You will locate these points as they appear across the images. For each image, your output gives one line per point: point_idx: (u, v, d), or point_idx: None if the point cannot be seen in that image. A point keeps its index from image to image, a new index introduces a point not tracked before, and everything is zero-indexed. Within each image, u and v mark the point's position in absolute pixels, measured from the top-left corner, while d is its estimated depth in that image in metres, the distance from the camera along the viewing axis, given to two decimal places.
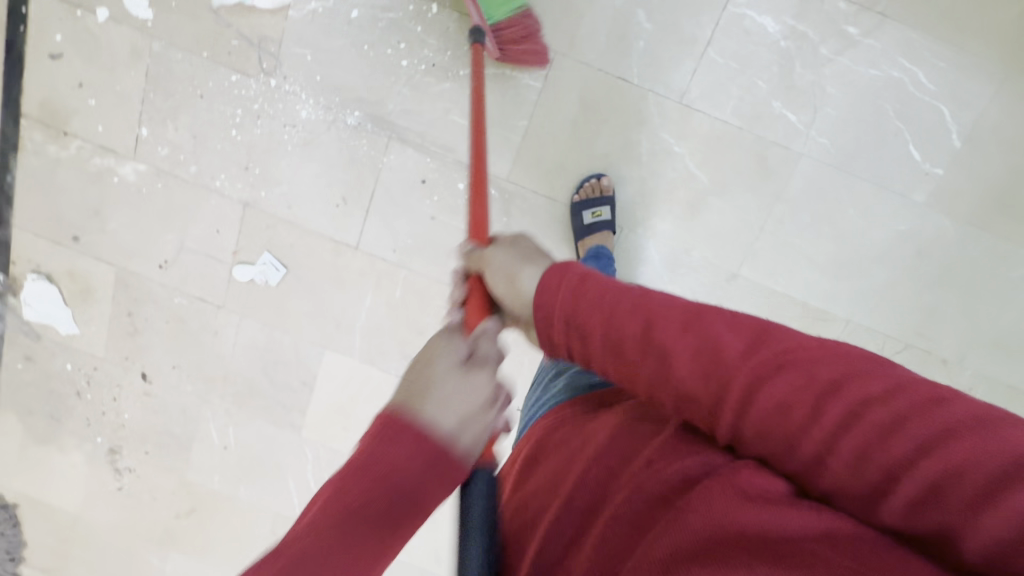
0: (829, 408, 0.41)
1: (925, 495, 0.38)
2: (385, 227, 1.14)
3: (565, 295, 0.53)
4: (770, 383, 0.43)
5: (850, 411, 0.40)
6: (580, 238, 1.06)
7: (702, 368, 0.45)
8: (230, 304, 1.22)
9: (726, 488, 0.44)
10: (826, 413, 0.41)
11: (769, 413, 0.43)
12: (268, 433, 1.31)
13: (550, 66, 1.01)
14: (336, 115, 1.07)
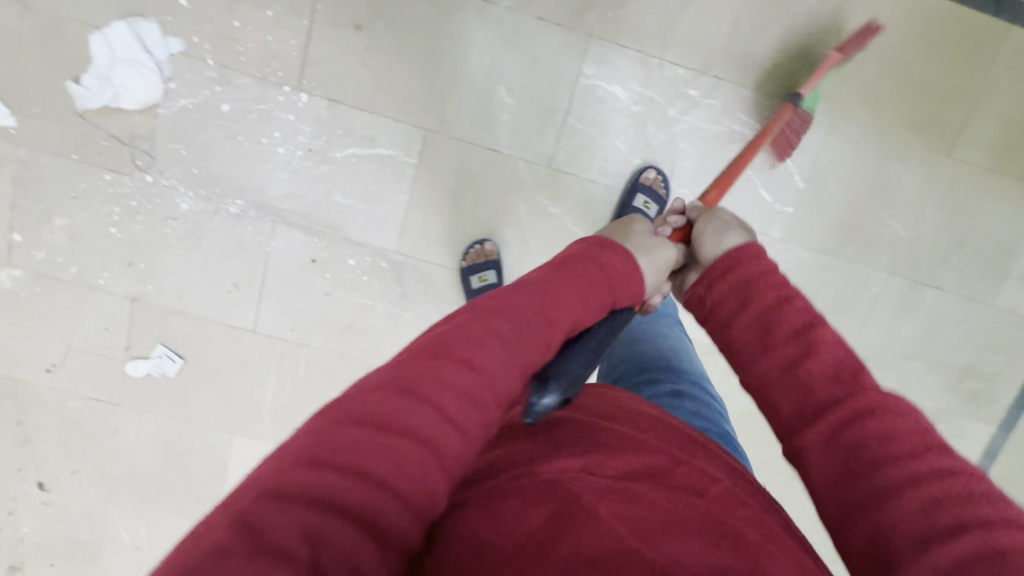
0: (906, 440, 0.45)
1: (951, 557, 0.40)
2: (281, 308, 1.13)
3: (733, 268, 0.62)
4: (876, 424, 0.47)
5: (924, 457, 0.44)
6: None
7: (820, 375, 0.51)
8: (128, 400, 1.18)
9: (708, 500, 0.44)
10: (904, 446, 0.45)
11: (867, 438, 0.47)
12: (183, 528, 1.27)
13: (423, 142, 1.06)
14: (218, 205, 1.08)
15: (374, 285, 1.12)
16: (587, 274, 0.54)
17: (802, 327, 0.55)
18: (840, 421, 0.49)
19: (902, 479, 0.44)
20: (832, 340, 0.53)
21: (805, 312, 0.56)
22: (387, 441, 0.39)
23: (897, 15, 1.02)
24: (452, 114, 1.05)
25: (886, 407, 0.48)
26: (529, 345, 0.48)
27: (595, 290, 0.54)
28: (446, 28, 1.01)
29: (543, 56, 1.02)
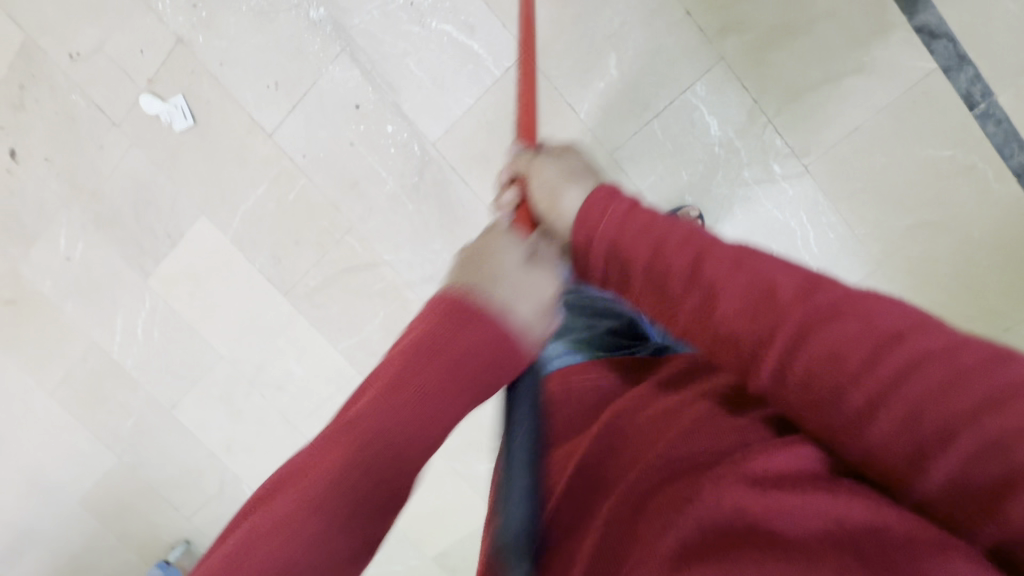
0: (889, 350, 0.32)
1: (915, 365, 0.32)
2: (304, 130, 1.13)
3: (595, 215, 0.48)
4: (822, 327, 0.34)
5: (912, 355, 0.32)
6: None
7: (727, 299, 0.39)
8: (126, 127, 1.18)
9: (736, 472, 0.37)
10: (886, 354, 0.32)
11: (816, 359, 0.34)
12: (116, 266, 1.30)
13: (516, 62, 1.03)
14: (302, 2, 1.06)
15: (397, 161, 1.12)
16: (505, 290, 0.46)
17: (713, 264, 0.41)
18: (779, 352, 0.36)
19: (947, 374, 0.31)
20: (729, 256, 0.41)
21: (663, 227, 0.45)
22: (329, 482, 0.35)
23: (994, 215, 0.98)
24: (554, 51, 1.01)
25: (801, 303, 0.37)
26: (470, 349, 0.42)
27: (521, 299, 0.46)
28: None
29: (667, 50, 0.98)
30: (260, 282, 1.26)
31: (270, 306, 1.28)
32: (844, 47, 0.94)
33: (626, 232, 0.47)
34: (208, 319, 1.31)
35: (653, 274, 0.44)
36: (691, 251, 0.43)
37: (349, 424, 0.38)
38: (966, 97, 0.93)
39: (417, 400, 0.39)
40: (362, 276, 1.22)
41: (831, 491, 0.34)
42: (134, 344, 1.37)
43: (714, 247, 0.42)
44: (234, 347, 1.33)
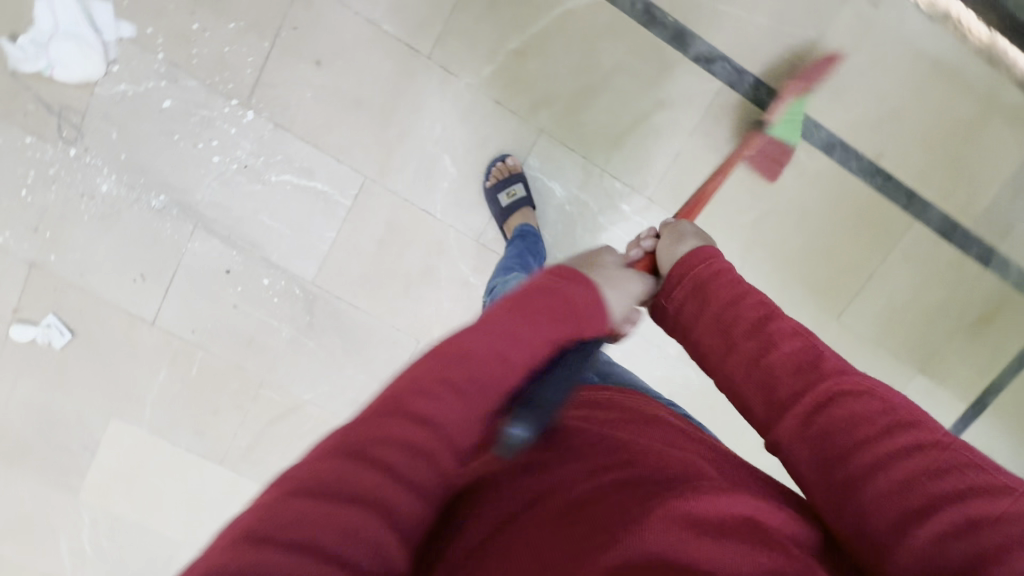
0: (900, 433, 0.44)
1: (912, 445, 0.43)
2: (185, 308, 1.13)
3: (689, 281, 0.62)
4: (846, 397, 0.47)
5: (915, 439, 0.44)
6: (501, 223, 1.05)
7: (793, 362, 0.51)
8: (6, 360, 1.16)
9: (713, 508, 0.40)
10: (895, 435, 0.44)
11: (841, 417, 0.46)
12: (41, 492, 1.26)
13: (360, 188, 1.07)
14: (139, 194, 1.07)
15: (284, 308, 1.14)
16: (556, 303, 0.50)
17: (757, 324, 0.55)
18: (819, 402, 0.48)
19: (912, 454, 0.43)
20: (755, 319, 0.55)
21: (760, 305, 0.57)
22: (346, 469, 0.36)
23: (820, 191, 1.09)
24: (393, 169, 1.06)
25: (812, 364, 0.50)
26: (524, 337, 0.46)
27: (568, 314, 0.50)
28: (404, 89, 1.02)
29: (493, 138, 1.05)
30: (192, 459, 1.24)
31: (210, 479, 1.26)
32: (642, 91, 1.03)
33: (692, 279, 0.62)
34: (153, 512, 1.28)
35: (734, 323, 0.56)
36: (757, 312, 0.56)
37: (413, 390, 0.41)
38: (758, 102, 1.04)
39: (440, 421, 0.40)
40: (289, 421, 1.22)
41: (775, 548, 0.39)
42: (84, 562, 1.30)
43: (800, 333, 0.54)
44: (187, 529, 1.29)
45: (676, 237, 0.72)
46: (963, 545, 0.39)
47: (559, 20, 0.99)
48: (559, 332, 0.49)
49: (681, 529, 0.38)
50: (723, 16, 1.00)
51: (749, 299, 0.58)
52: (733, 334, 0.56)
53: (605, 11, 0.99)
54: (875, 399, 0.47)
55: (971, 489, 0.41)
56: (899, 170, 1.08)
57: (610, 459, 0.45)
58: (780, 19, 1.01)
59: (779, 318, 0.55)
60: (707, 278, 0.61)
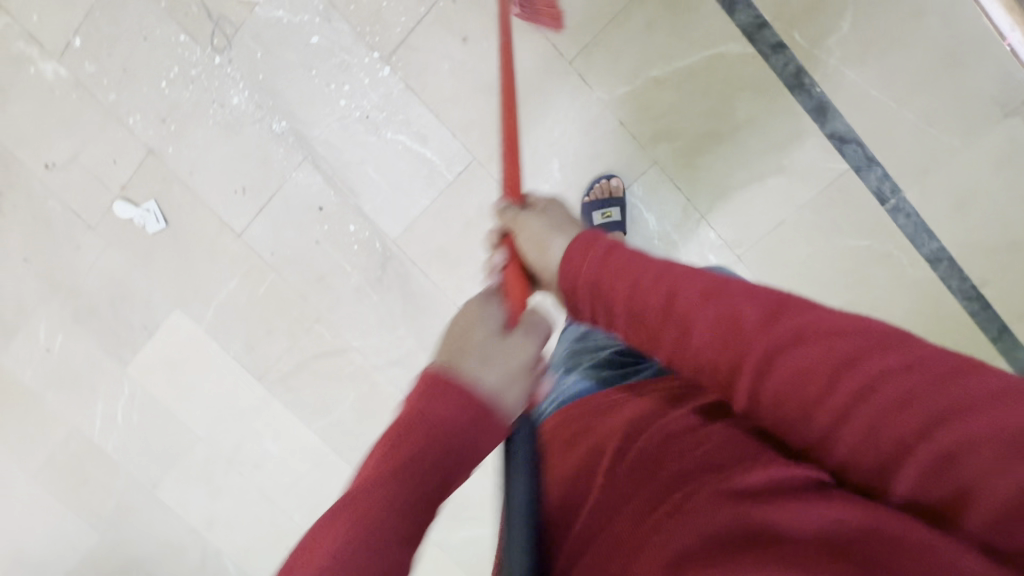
0: (843, 379, 0.38)
1: (862, 389, 0.37)
2: (271, 231, 1.19)
3: (592, 260, 0.54)
4: (782, 354, 0.40)
5: (862, 381, 0.38)
6: None
7: (715, 327, 0.44)
8: (101, 230, 1.24)
9: (722, 489, 0.43)
10: (839, 384, 0.38)
11: (784, 380, 0.40)
12: (96, 355, 1.35)
13: (466, 167, 1.09)
14: (263, 115, 1.11)
15: (360, 256, 1.18)
16: (470, 407, 0.46)
17: (669, 270, 0.49)
18: (756, 375, 0.42)
19: (902, 395, 0.37)
20: (665, 305, 0.47)
21: (657, 266, 0.50)
22: None
23: (915, 300, 1.06)
24: (502, 158, 1.08)
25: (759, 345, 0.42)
26: (454, 453, 0.44)
27: (494, 414, 0.48)
28: (537, 85, 1.03)
29: (604, 156, 1.06)
30: (235, 368, 1.31)
31: (245, 390, 1.33)
32: (766, 153, 1.02)
33: (588, 277, 0.53)
34: (186, 403, 1.36)
35: (644, 310, 0.48)
36: (671, 283, 0.48)
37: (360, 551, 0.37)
38: (878, 194, 1.01)
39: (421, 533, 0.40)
40: (332, 361, 1.27)
41: (822, 496, 0.40)
42: (115, 428, 1.40)
43: (713, 281, 0.46)
44: (212, 428, 1.37)
45: (540, 237, 0.65)
46: (961, 462, 0.34)
47: (708, 62, 0.99)
48: (485, 433, 0.47)
49: (730, 505, 0.41)
50: (873, 101, 0.97)
51: (646, 264, 0.50)
52: (654, 327, 0.48)
53: (755, 65, 0.98)
54: (839, 352, 0.39)
55: (954, 404, 0.35)
56: (1001, 303, 1.04)
57: (664, 464, 0.48)
58: (931, 120, 0.97)
59: (681, 290, 0.47)
60: (592, 259, 0.53)
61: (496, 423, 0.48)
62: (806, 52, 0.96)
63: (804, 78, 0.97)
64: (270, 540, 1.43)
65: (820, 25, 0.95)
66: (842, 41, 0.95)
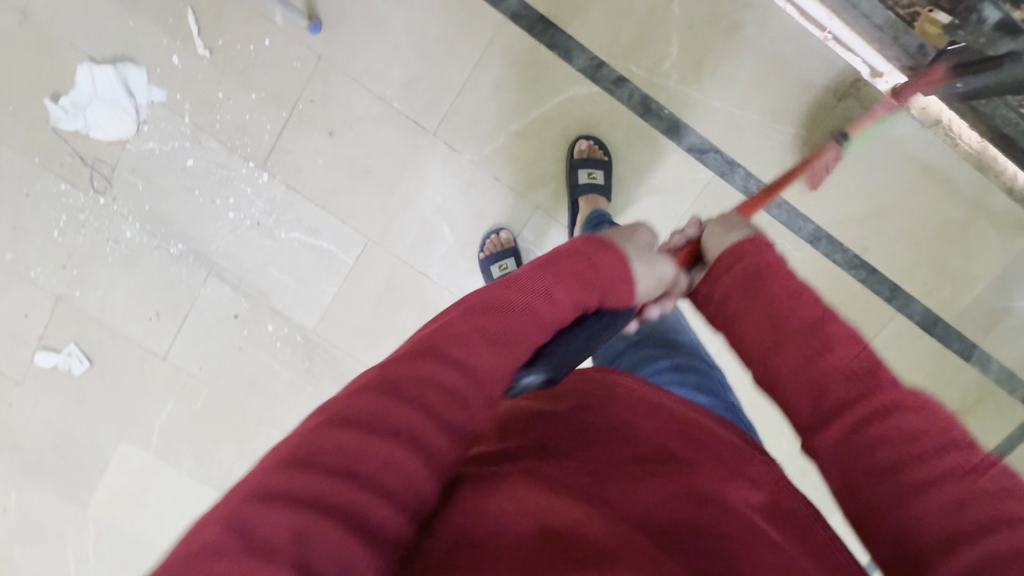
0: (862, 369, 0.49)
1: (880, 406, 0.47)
2: (194, 347, 1.21)
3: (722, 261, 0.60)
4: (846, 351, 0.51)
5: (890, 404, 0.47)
6: None
7: (786, 297, 0.55)
8: (30, 382, 1.25)
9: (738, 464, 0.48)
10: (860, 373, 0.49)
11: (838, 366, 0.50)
12: (53, 502, 1.35)
13: (363, 248, 1.13)
14: (160, 242, 1.14)
15: (285, 352, 1.21)
16: (575, 272, 0.55)
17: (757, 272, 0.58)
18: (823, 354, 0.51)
19: (910, 418, 0.46)
20: (804, 321, 0.54)
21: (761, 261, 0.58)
22: (319, 515, 0.38)
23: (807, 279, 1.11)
24: (395, 233, 1.12)
25: (868, 368, 0.49)
26: (485, 361, 0.48)
27: (586, 289, 0.55)
28: (410, 160, 1.08)
29: (489, 211, 1.10)
30: (193, 483, 1.32)
31: (207, 501, 1.33)
32: (635, 177, 1.08)
33: (740, 269, 0.59)
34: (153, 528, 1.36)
35: (758, 283, 0.57)
36: (786, 288, 0.56)
37: (360, 412, 0.43)
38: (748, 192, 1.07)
39: (415, 447, 0.43)
40: None
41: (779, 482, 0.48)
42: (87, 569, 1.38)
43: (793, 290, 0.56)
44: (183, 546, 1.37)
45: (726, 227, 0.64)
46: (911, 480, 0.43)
47: (561, 106, 1.04)
48: (535, 335, 0.52)
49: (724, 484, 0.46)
50: (718, 111, 1.04)
51: (804, 299, 0.55)
52: (782, 313, 0.55)
53: (604, 101, 1.04)
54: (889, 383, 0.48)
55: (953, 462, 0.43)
56: (883, 264, 1.10)
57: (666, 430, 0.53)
58: (775, 117, 1.04)
59: (811, 311, 0.54)
60: (768, 272, 0.58)
61: (556, 316, 0.53)
62: (646, 81, 1.03)
63: (651, 103, 1.04)
64: None
65: (652, 55, 1.02)
66: (675, 65, 1.02)
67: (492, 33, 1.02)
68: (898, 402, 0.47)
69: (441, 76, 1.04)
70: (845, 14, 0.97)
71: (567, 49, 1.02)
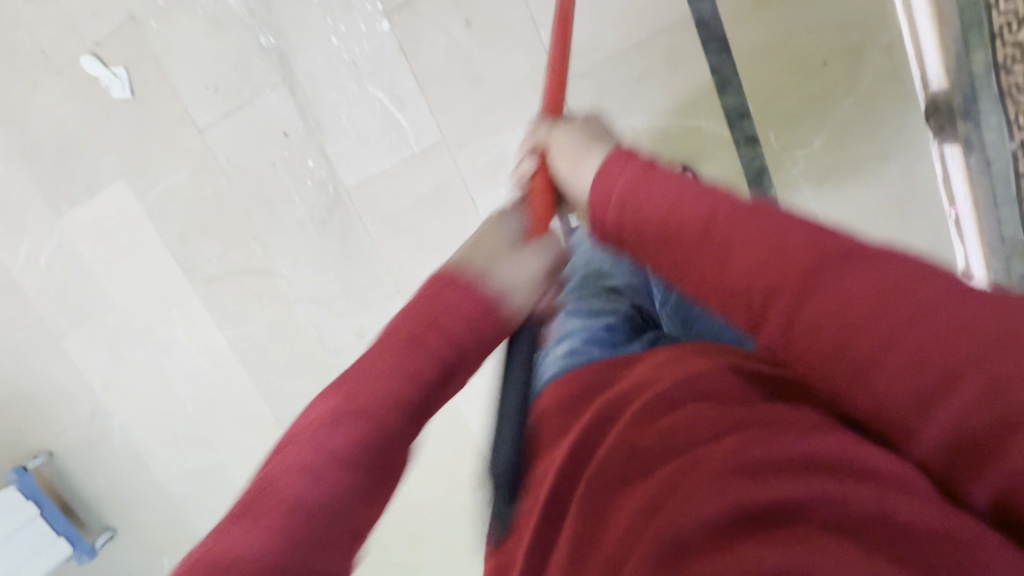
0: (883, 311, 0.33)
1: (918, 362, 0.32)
2: (231, 138, 1.19)
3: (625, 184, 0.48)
4: (836, 280, 0.34)
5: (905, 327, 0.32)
6: None
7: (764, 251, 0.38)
8: (67, 78, 1.23)
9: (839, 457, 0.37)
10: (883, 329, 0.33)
11: (829, 308, 0.34)
12: (31, 196, 1.35)
13: (433, 146, 1.11)
14: (254, 25, 1.10)
15: (311, 193, 1.19)
16: (419, 344, 0.46)
17: (711, 219, 0.42)
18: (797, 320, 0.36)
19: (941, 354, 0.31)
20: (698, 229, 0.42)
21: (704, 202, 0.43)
22: None
23: None
24: (468, 150, 1.09)
25: (771, 250, 0.38)
26: (376, 415, 0.42)
27: (463, 319, 0.48)
28: (522, 94, 1.04)
29: None
30: (164, 254, 1.33)
31: (169, 277, 1.35)
32: None
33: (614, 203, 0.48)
34: (109, 271, 1.38)
35: (676, 217, 0.44)
36: (710, 215, 0.42)
37: (248, 521, 0.36)
38: None
39: (322, 514, 0.37)
40: (257, 278, 1.30)
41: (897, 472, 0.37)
42: (36, 268, 1.42)
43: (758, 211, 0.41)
44: (128, 301, 1.41)
45: (573, 151, 0.60)
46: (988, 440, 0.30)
47: (685, 130, 1.01)
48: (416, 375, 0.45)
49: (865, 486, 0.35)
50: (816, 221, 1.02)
51: (694, 203, 0.43)
52: (768, 263, 0.38)
53: (725, 149, 1.01)
54: (829, 261, 0.35)
55: (975, 353, 0.30)
56: None
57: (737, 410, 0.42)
58: None
59: (712, 227, 0.41)
60: (641, 195, 0.46)
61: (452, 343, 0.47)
62: (775, 154, 1.00)
63: (763, 179, 0.99)
64: (159, 416, 1.53)
65: (796, 136, 0.98)
66: (809, 157, 0.99)
67: (669, 25, 0.96)
68: (884, 324, 0.32)
69: (597, 34, 0.99)
70: (981, 209, 0.90)
71: (725, 81, 0.95)
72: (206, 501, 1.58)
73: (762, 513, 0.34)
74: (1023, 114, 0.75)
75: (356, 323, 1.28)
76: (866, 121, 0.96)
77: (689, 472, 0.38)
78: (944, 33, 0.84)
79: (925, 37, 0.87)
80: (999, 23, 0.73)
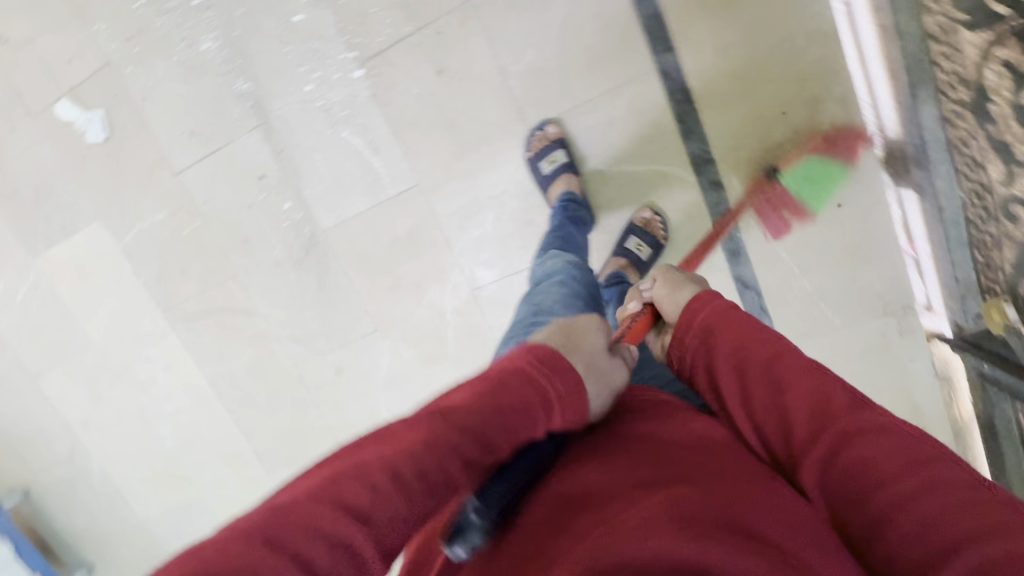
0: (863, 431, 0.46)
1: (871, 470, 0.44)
2: (208, 180, 1.20)
3: (710, 311, 0.61)
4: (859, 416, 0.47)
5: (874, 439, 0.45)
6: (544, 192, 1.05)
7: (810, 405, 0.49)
8: (42, 121, 1.23)
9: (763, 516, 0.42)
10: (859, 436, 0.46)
11: (854, 460, 0.45)
12: (7, 236, 1.35)
13: (409, 189, 1.12)
14: (229, 72, 1.11)
15: (289, 234, 1.21)
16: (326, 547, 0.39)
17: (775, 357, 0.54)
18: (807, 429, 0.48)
19: (918, 479, 0.42)
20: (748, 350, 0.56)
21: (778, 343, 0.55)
22: None
23: None
24: (443, 193, 1.11)
25: (788, 376, 0.52)
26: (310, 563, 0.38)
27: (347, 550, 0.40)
28: (494, 140, 1.06)
29: (535, 224, 1.10)
30: (142, 294, 1.33)
31: (147, 316, 1.35)
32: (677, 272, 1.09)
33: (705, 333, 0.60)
34: (86, 310, 1.38)
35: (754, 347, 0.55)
36: (766, 353, 0.54)
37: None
38: None
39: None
40: (236, 317, 1.30)
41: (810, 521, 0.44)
42: (11, 307, 1.42)
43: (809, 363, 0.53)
44: (106, 339, 1.40)
45: (672, 284, 0.70)
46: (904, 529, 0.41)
47: (651, 175, 1.04)
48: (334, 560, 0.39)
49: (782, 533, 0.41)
50: (781, 262, 1.05)
51: (762, 335, 0.56)
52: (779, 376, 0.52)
53: (691, 191, 1.04)
54: (836, 392, 0.49)
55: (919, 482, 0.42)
56: None
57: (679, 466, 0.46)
58: (822, 295, 1.06)
59: (770, 345, 0.55)
60: (722, 322, 0.59)
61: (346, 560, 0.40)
62: (739, 199, 1.02)
63: (729, 221, 1.04)
64: (138, 453, 1.52)
65: (759, 181, 1.00)
66: (772, 201, 1.01)
67: (633, 75, 0.99)
68: (887, 444, 0.44)
69: (566, 82, 1.01)
70: (936, 250, 0.94)
71: (690, 130, 1.00)
72: (187, 536, 1.57)
73: (693, 570, 0.36)
74: (970, 164, 0.80)
75: (335, 360, 1.29)
76: (824, 167, 0.99)
77: (639, 504, 0.41)
78: (895, 86, 0.88)
79: (880, 86, 0.91)
80: (945, 81, 0.79)
